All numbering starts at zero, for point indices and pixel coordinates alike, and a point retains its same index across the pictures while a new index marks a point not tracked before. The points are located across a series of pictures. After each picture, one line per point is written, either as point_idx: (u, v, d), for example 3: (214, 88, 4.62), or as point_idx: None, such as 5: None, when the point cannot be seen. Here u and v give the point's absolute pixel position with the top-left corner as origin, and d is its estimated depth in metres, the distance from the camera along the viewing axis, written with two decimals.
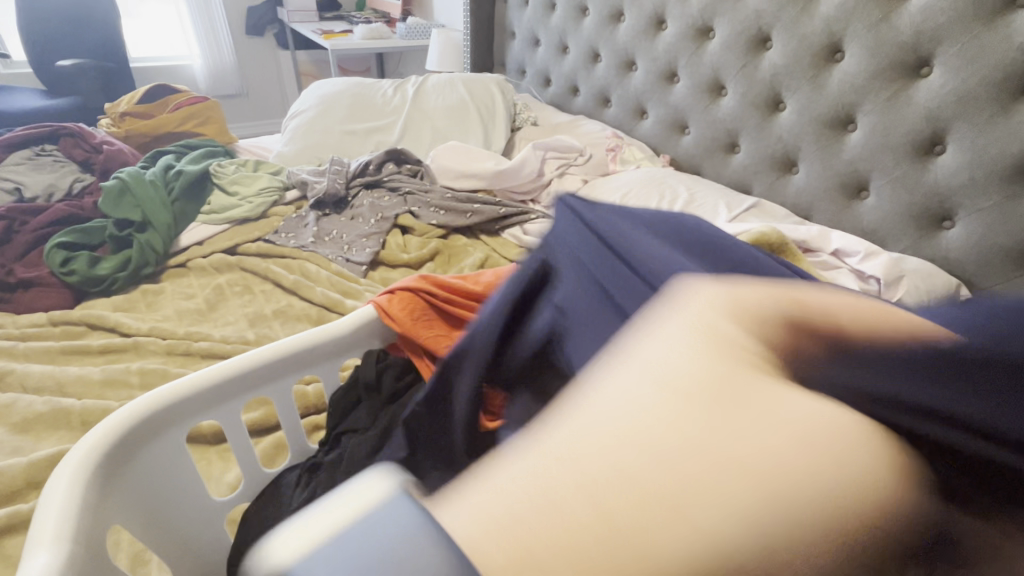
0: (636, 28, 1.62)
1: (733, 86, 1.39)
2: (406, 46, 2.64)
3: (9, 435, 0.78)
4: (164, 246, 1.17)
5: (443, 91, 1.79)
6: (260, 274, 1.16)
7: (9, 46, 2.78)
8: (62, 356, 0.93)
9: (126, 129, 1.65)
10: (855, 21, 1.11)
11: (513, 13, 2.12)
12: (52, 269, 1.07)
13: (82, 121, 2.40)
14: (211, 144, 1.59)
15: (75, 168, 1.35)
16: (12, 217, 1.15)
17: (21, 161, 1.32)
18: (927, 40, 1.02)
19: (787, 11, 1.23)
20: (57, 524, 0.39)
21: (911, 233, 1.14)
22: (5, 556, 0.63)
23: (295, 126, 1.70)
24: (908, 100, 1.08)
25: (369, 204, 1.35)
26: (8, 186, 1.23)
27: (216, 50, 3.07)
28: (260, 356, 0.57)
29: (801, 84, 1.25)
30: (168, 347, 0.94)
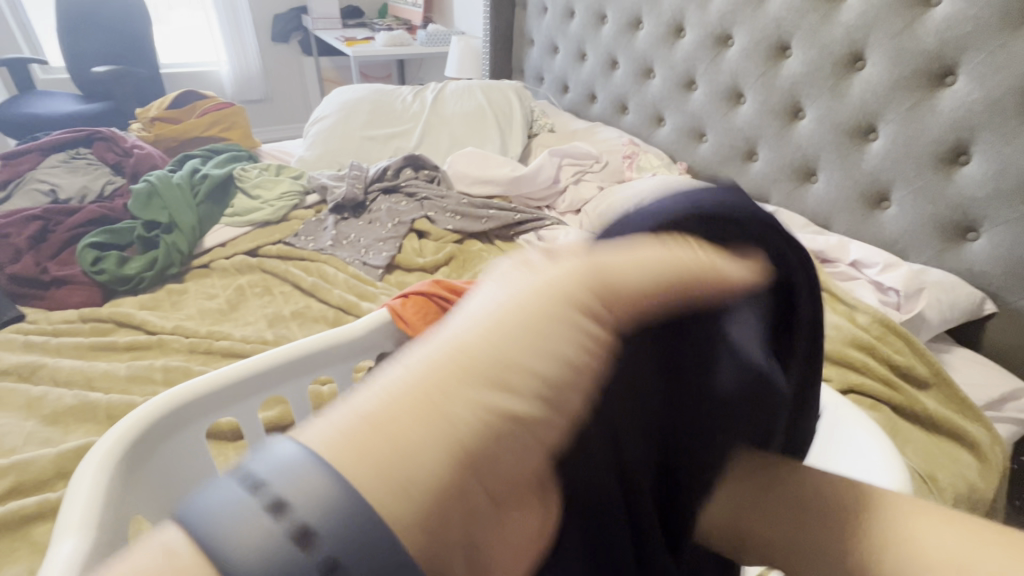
0: (654, 36, 1.62)
1: (752, 94, 1.38)
2: (426, 53, 2.68)
3: (40, 427, 0.81)
4: (189, 247, 1.20)
5: (462, 98, 1.81)
6: (281, 276, 1.18)
7: (49, 53, 2.91)
8: (91, 352, 0.97)
9: (156, 132, 1.71)
10: (877, 29, 1.10)
11: (532, 20, 2.14)
12: (83, 268, 1.11)
13: (114, 124, 2.48)
14: (235, 148, 1.63)
15: (106, 171, 1.40)
16: (47, 218, 1.20)
17: (56, 164, 1.37)
18: (952, 48, 1.01)
19: (808, 19, 1.22)
20: (83, 512, 0.41)
21: (933, 245, 1.12)
22: (33, 543, 0.66)
23: (317, 131, 1.75)
24: (932, 109, 1.06)
25: (386, 208, 1.37)
26: (44, 188, 1.28)
27: (243, 56, 3.15)
28: (275, 355, 0.58)
29: (820, 92, 1.23)
30: (190, 345, 0.97)
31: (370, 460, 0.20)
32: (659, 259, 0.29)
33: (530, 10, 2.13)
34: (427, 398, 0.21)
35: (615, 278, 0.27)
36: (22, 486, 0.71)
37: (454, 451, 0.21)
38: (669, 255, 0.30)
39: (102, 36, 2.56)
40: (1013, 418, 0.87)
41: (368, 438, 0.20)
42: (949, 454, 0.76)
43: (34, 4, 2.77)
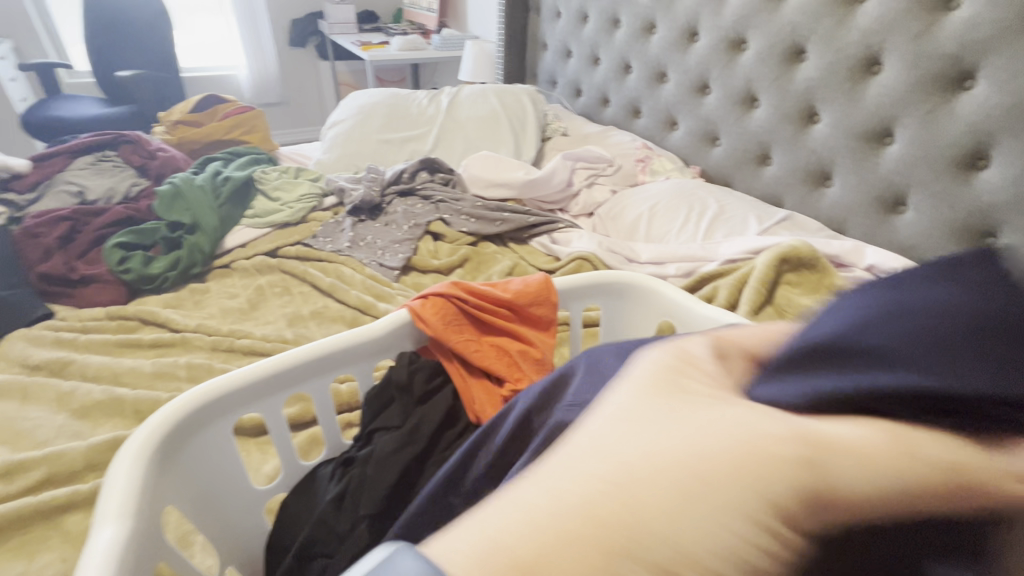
0: (668, 40, 1.63)
1: (767, 98, 1.38)
2: (441, 57, 2.71)
3: (70, 420, 0.84)
4: (211, 248, 1.23)
5: (476, 102, 1.83)
6: (299, 276, 1.21)
7: (74, 58, 2.99)
8: (117, 349, 0.99)
9: (178, 136, 1.75)
10: (894, 33, 1.10)
11: (546, 25, 2.16)
12: (110, 267, 1.15)
13: (136, 127, 2.54)
14: (255, 151, 1.67)
15: (132, 173, 1.44)
16: (76, 219, 1.24)
17: (85, 166, 1.42)
18: (971, 52, 1.00)
19: (824, 23, 1.22)
20: (120, 501, 0.43)
21: (952, 251, 1.10)
22: (66, 532, 0.68)
23: (334, 135, 1.78)
24: (950, 113, 1.06)
25: (402, 211, 1.39)
26: (73, 189, 1.32)
27: (261, 60, 3.21)
28: (300, 353, 0.60)
29: (836, 96, 1.23)
30: (212, 343, 1.00)
31: (584, 528, 0.22)
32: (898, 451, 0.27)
33: (544, 14, 2.15)
34: (651, 488, 0.24)
35: (840, 451, 0.27)
36: (54, 476, 0.74)
37: (619, 567, 0.22)
38: (924, 442, 0.27)
39: (126, 41, 2.63)
40: None
41: (581, 494, 0.24)
42: None
43: (61, 10, 2.85)
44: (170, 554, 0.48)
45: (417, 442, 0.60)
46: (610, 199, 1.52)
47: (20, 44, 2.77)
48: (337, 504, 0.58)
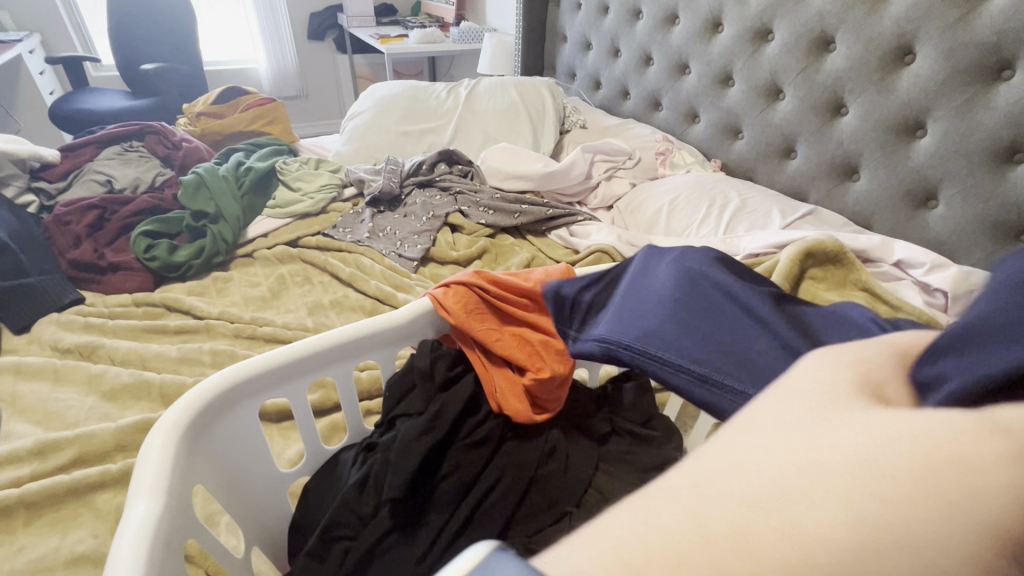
0: (690, 31, 1.60)
1: (793, 89, 1.35)
2: (459, 50, 2.71)
3: (99, 402, 0.86)
4: (233, 237, 1.25)
5: (494, 94, 1.83)
6: (319, 266, 1.22)
7: (101, 51, 3.05)
8: (144, 334, 1.02)
9: (201, 127, 1.78)
10: (928, 22, 1.07)
11: (565, 17, 2.14)
12: (137, 255, 1.17)
13: (160, 119, 2.59)
14: (276, 142, 1.68)
15: (157, 163, 1.46)
16: (104, 207, 1.26)
17: (111, 156, 1.45)
18: (1009, 41, 0.97)
19: (854, 12, 1.18)
20: (153, 479, 0.44)
21: (984, 247, 1.07)
22: (97, 509, 0.70)
23: (353, 127, 1.79)
24: (986, 104, 1.02)
25: (421, 202, 1.39)
26: (101, 178, 1.35)
27: (281, 54, 3.24)
28: (326, 338, 0.61)
29: (866, 88, 1.20)
30: (235, 330, 1.01)
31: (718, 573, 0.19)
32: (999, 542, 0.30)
33: (563, 7, 2.13)
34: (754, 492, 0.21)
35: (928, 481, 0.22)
36: (85, 456, 0.76)
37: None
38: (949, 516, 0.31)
39: (149, 34, 2.66)
40: None
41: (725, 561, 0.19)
42: None
43: (87, 4, 2.90)
44: (199, 532, 0.49)
45: (439, 429, 0.60)
46: (628, 192, 1.50)
47: (49, 38, 2.83)
48: (358, 489, 0.58)
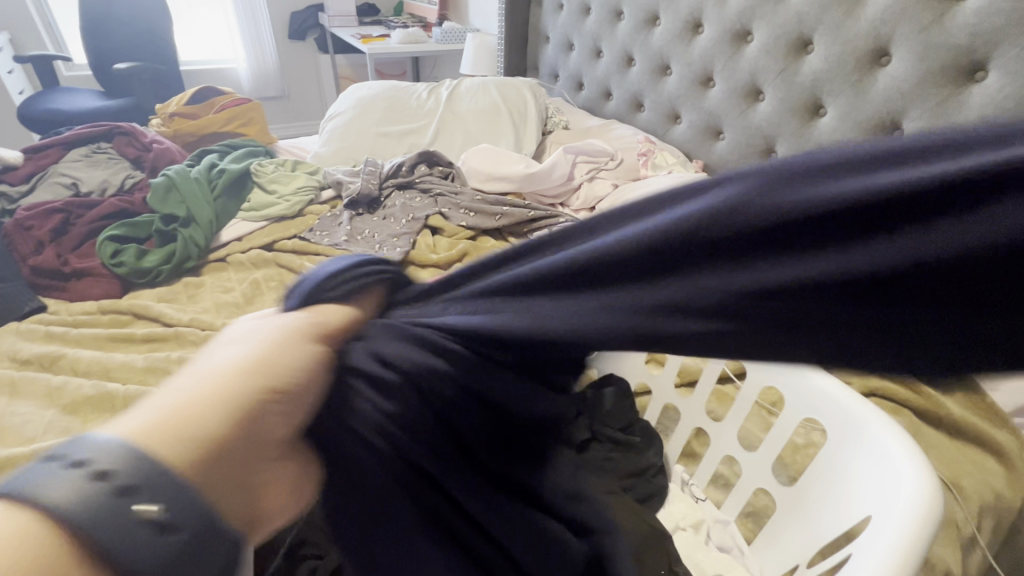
0: (671, 32, 1.60)
1: (772, 91, 1.36)
2: (442, 50, 2.68)
3: (59, 416, 0.83)
4: (206, 241, 1.22)
5: (476, 95, 1.81)
6: (295, 270, 1.19)
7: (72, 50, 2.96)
8: (109, 343, 0.98)
9: (174, 128, 1.73)
10: (903, 24, 1.08)
11: (548, 17, 2.13)
12: (104, 260, 1.13)
13: (133, 120, 2.52)
14: (252, 144, 1.65)
15: (126, 165, 1.42)
16: (69, 211, 1.22)
17: (78, 158, 1.40)
18: (982, 43, 0.98)
19: (831, 14, 1.19)
20: None
21: None
22: None
23: (333, 127, 1.75)
24: (960, 105, 1.03)
25: (400, 205, 1.37)
26: (66, 181, 1.30)
27: (260, 53, 3.18)
28: None
29: (843, 89, 1.21)
30: (206, 338, 0.98)
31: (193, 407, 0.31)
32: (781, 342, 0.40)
33: (546, 7, 2.12)
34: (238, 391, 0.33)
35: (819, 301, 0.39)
36: None
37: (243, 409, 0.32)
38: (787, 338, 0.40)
39: (122, 32, 2.59)
40: None
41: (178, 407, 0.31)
42: (982, 466, 0.78)
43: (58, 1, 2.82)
44: None
45: None
46: (610, 193, 1.50)
47: (17, 36, 2.74)
48: None
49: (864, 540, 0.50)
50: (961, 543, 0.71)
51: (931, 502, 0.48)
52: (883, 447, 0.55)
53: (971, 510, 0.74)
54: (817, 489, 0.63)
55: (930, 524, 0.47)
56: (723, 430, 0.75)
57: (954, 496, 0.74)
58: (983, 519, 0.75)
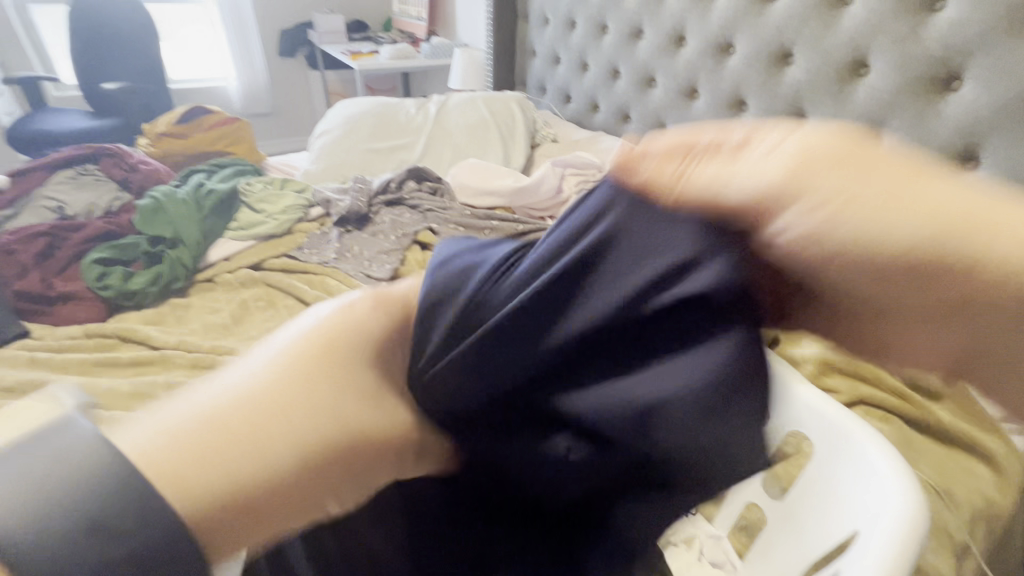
0: (656, 45, 1.62)
1: (755, 102, 1.38)
2: (431, 65, 2.70)
3: None
4: (193, 261, 1.21)
5: (464, 110, 1.82)
6: (283, 289, 1.19)
7: (61, 70, 2.96)
8: (94, 368, 0.96)
9: (162, 148, 1.73)
10: (880, 35, 1.10)
11: (534, 32, 2.15)
12: (89, 284, 1.12)
13: (122, 140, 2.51)
14: (240, 163, 1.65)
15: (113, 187, 1.41)
16: (54, 235, 1.21)
17: (64, 181, 1.39)
18: (956, 55, 1.00)
19: (810, 26, 1.21)
20: None
21: None
22: None
23: (322, 144, 1.76)
24: (938, 114, 1.05)
25: (389, 221, 1.37)
26: (52, 204, 1.30)
27: (250, 71, 3.19)
28: None
29: (824, 99, 1.23)
30: (193, 361, 0.97)
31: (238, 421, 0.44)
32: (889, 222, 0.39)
33: (532, 22, 2.15)
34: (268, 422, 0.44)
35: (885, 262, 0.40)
36: None
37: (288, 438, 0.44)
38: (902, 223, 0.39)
39: (111, 52, 2.59)
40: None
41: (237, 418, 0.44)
42: (971, 473, 0.79)
43: (47, 23, 2.82)
44: None
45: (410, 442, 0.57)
46: None
47: (6, 58, 2.74)
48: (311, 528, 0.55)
49: (854, 554, 0.50)
50: (954, 551, 0.71)
51: (917, 517, 0.49)
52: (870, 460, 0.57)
53: (963, 519, 0.74)
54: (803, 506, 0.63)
55: (913, 534, 0.48)
56: None
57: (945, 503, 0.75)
58: (975, 525, 0.75)
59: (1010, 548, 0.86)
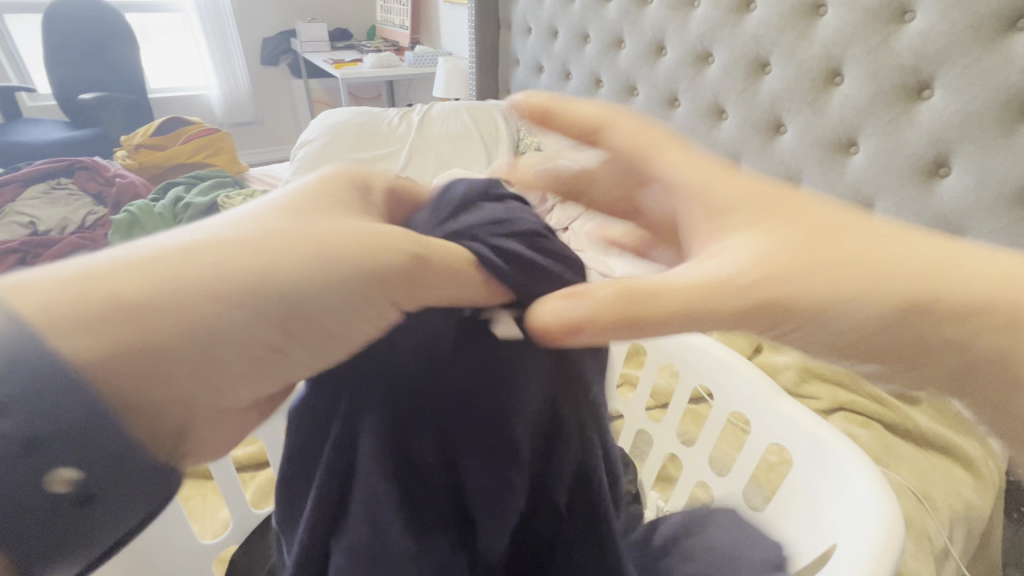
0: (636, 54, 1.64)
1: (734, 110, 1.40)
2: (415, 74, 2.70)
3: None
4: None
5: (448, 120, 1.82)
6: None
7: (36, 81, 2.90)
8: None
9: (139, 160, 1.70)
10: (853, 45, 1.12)
11: (516, 41, 2.16)
12: None
13: (99, 151, 2.47)
14: (220, 174, 1.63)
15: (88, 201, 1.38)
16: (26, 251, 1.18)
17: (36, 195, 1.36)
18: (926, 64, 1.03)
19: (786, 36, 1.23)
20: None
21: None
22: None
23: (303, 155, 1.74)
24: (910, 122, 1.08)
25: None
26: (23, 220, 1.27)
27: (231, 80, 3.16)
28: None
29: (800, 108, 1.25)
30: None
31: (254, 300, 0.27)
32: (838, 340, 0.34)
33: (514, 31, 2.16)
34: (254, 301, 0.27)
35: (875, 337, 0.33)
36: None
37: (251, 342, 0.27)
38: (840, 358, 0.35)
39: (88, 61, 2.55)
40: None
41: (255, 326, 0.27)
42: (951, 475, 0.80)
43: (21, 33, 2.77)
44: None
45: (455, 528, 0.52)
46: None
47: None
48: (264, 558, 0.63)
49: (830, 567, 0.50)
50: (934, 554, 0.72)
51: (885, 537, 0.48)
52: (846, 475, 0.56)
53: (943, 521, 0.75)
54: (785, 519, 0.63)
55: (885, 554, 0.47)
56: (695, 453, 0.76)
57: (926, 508, 0.75)
58: (954, 527, 0.76)
59: (989, 551, 0.87)
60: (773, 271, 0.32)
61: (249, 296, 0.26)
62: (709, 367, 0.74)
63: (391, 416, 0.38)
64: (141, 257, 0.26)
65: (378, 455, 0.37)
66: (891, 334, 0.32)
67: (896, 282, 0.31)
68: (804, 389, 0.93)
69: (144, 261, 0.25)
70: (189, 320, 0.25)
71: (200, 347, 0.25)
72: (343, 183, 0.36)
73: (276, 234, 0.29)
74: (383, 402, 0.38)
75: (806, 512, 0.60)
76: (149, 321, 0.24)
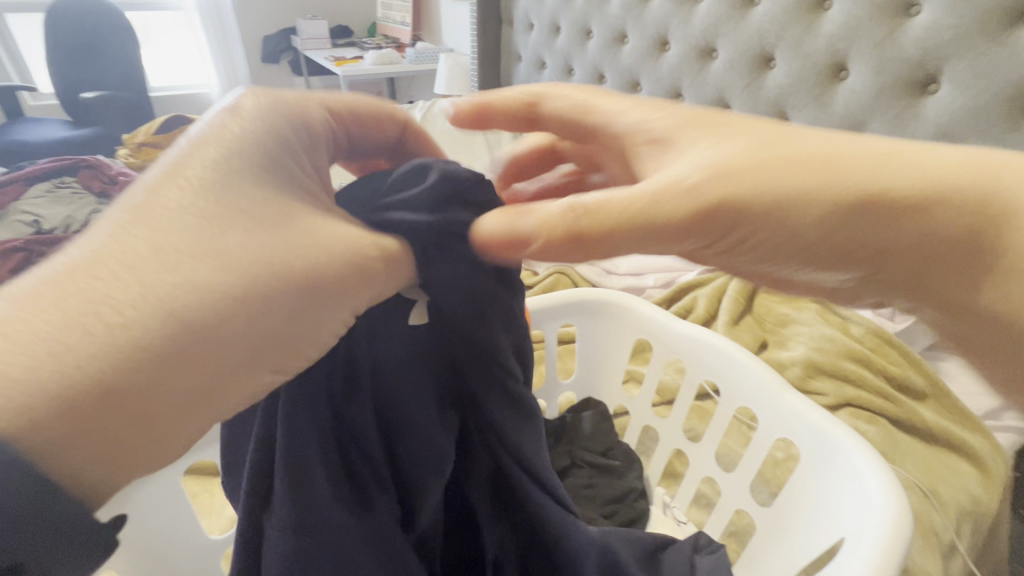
0: (640, 49, 1.63)
1: (738, 105, 1.39)
2: (416, 70, 2.69)
3: None
4: None
5: None
6: None
7: (38, 80, 2.90)
8: None
9: (142, 159, 1.70)
10: (859, 39, 1.11)
11: (519, 36, 2.15)
12: None
13: (101, 150, 2.46)
14: None
15: (92, 199, 1.38)
16: (30, 250, 1.18)
17: (40, 194, 1.36)
18: (933, 58, 1.02)
19: (791, 30, 1.22)
20: None
21: None
22: None
23: None
24: (916, 116, 1.07)
25: None
26: (28, 219, 1.27)
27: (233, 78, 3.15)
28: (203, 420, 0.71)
29: (805, 102, 1.24)
30: None
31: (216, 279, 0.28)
32: (807, 235, 0.37)
33: (516, 27, 2.14)
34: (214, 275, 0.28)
35: (859, 215, 0.35)
36: None
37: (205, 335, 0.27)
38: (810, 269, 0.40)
39: (90, 59, 2.55)
40: (1013, 427, 0.89)
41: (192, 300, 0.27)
42: (955, 470, 0.80)
43: (22, 32, 2.76)
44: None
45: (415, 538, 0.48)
46: None
47: None
48: None
49: (839, 561, 0.50)
50: (942, 549, 0.72)
51: (899, 527, 0.48)
52: (856, 467, 0.56)
53: (950, 516, 0.75)
54: (794, 513, 0.63)
55: (896, 545, 0.47)
56: (701, 449, 0.76)
57: (932, 503, 0.75)
58: (961, 523, 0.76)
59: (996, 546, 0.87)
60: (722, 184, 0.36)
61: (190, 324, 0.26)
62: (716, 362, 0.74)
63: (314, 385, 0.38)
64: (130, 205, 0.29)
65: (295, 437, 0.36)
66: (845, 228, 0.35)
67: (773, 176, 0.36)
68: (809, 385, 0.91)
69: (136, 216, 0.28)
70: (154, 341, 0.25)
71: (164, 367, 0.25)
72: (276, 115, 0.34)
73: (254, 237, 0.30)
74: (314, 372, 0.37)
75: (817, 505, 0.60)
76: (126, 331, 0.25)
